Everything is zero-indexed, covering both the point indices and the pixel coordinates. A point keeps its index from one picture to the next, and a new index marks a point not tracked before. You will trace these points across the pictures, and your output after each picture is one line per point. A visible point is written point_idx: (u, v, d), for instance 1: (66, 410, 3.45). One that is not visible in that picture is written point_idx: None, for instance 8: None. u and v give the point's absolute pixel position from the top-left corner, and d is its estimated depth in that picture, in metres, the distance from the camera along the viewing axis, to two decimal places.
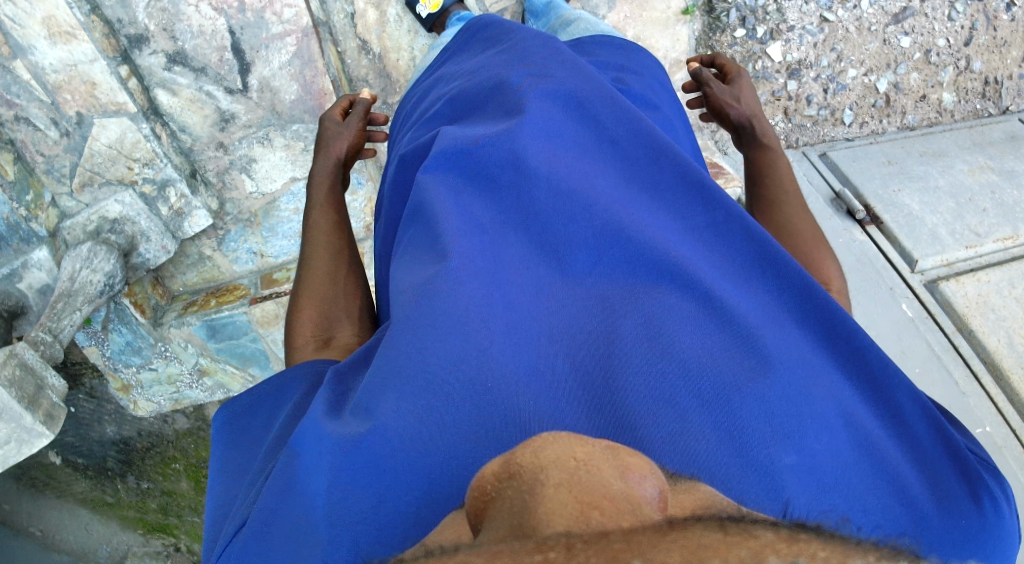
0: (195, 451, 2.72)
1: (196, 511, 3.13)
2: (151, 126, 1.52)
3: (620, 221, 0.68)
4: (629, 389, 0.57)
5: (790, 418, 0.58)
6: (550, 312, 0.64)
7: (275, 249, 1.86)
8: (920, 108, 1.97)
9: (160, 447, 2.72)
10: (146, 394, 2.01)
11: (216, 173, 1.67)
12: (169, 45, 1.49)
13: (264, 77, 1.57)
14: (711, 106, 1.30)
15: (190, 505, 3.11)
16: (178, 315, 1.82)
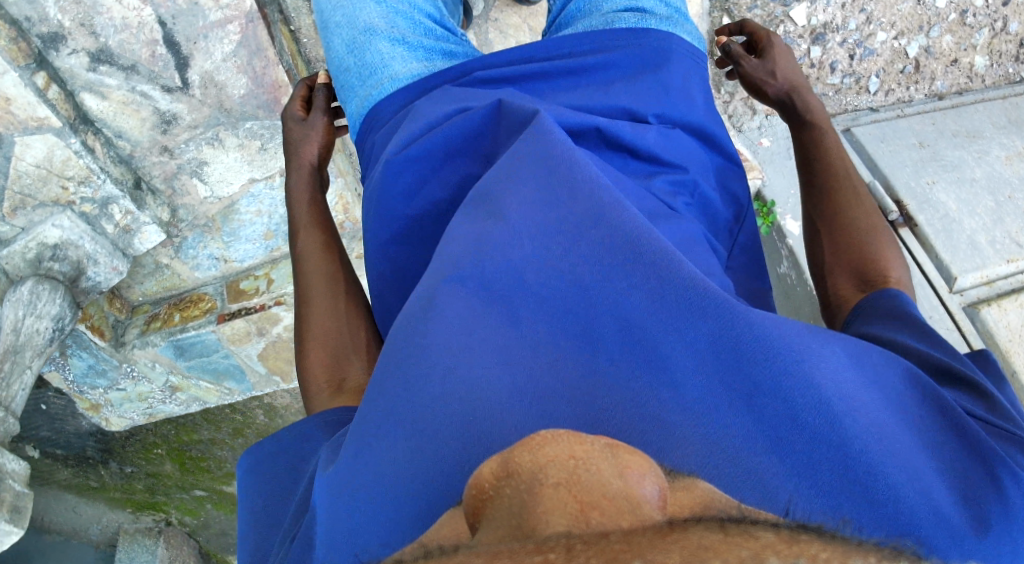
0: (176, 436, 2.72)
1: (183, 488, 3.20)
2: (81, 138, 1.54)
3: (603, 219, 0.66)
4: (622, 405, 0.57)
5: (791, 429, 0.58)
6: (544, 321, 0.62)
7: (239, 253, 2.01)
8: (950, 73, 2.16)
9: (139, 434, 2.69)
10: (117, 412, 2.38)
11: (164, 180, 1.75)
12: (91, 42, 1.44)
13: (206, 71, 1.56)
14: (751, 86, 1.37)
15: (177, 484, 3.17)
16: (141, 333, 2.05)
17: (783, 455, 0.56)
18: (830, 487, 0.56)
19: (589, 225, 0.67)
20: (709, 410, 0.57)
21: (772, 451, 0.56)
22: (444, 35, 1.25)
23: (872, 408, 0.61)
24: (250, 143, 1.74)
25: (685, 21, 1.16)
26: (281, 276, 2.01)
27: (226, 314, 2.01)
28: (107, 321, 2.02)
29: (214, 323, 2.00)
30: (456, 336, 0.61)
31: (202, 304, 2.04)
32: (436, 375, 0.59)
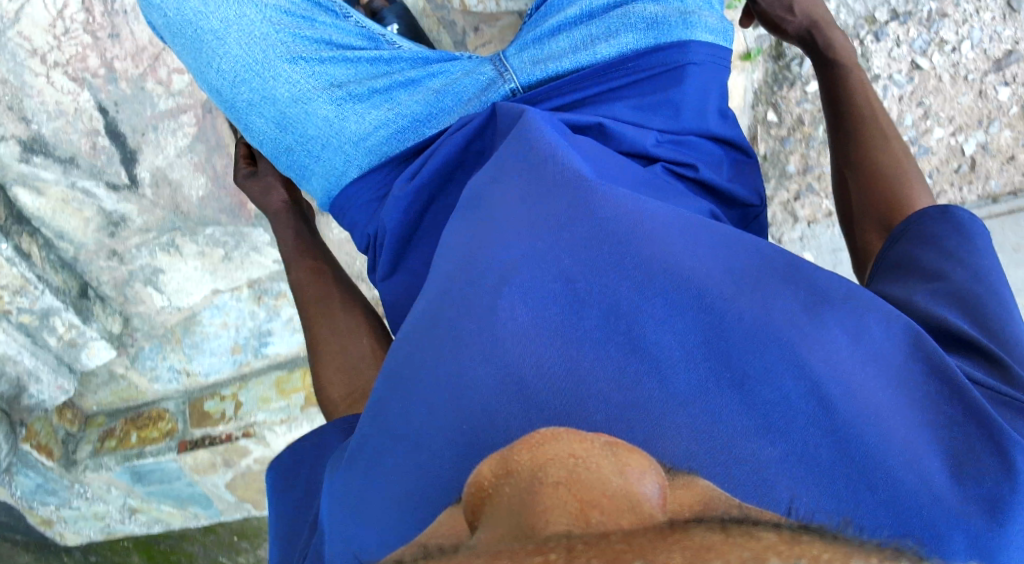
0: None
1: None
2: (15, 240, 1.51)
3: (580, 202, 0.66)
4: (597, 393, 0.58)
5: (770, 417, 0.58)
6: (523, 309, 0.61)
7: (203, 366, 1.92)
8: (1004, 170, 1.59)
9: None
10: (71, 528, 2.28)
11: (115, 285, 1.75)
12: (22, 129, 1.46)
13: (160, 168, 1.58)
14: (772, 25, 1.46)
15: None
16: (94, 453, 1.95)
17: (773, 445, 0.57)
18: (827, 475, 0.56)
19: (569, 207, 0.66)
20: (692, 392, 0.58)
21: (753, 436, 0.57)
22: (388, 58, 1.11)
23: (866, 390, 0.61)
24: (212, 250, 1.73)
25: (709, 11, 1.07)
26: (248, 401, 1.92)
27: (187, 440, 1.93)
28: (57, 438, 1.91)
29: (174, 451, 1.92)
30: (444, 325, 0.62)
31: (161, 424, 1.95)
32: (426, 365, 0.62)
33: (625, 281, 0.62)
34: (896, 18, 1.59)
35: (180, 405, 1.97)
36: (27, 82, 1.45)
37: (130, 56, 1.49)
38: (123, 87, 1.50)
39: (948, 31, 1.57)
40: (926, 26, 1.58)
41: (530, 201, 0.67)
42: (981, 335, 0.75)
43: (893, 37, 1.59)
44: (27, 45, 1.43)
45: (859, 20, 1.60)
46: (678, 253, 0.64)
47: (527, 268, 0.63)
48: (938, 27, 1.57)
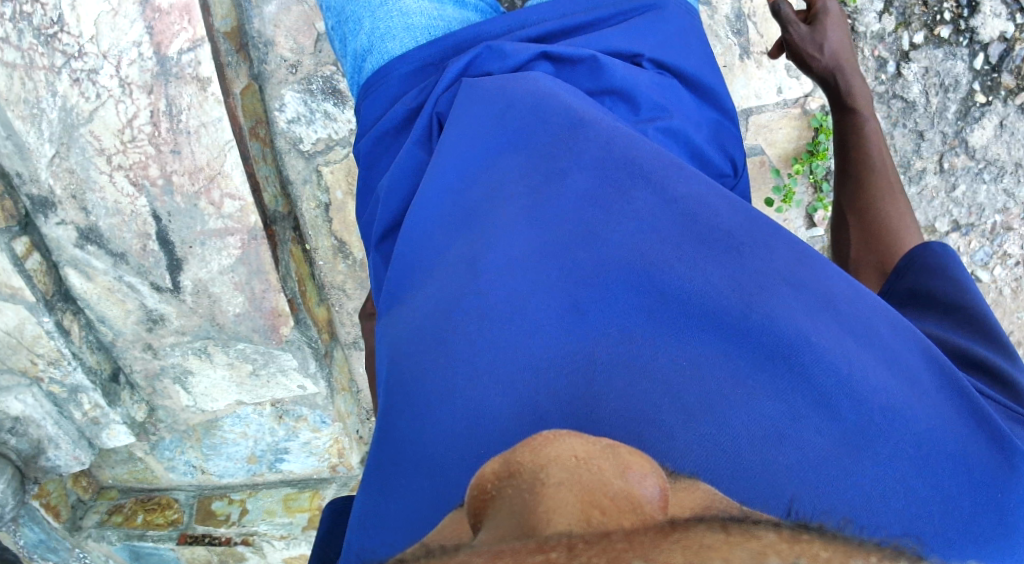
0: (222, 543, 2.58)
1: None
2: (58, 317, 1.49)
3: (599, 223, 0.67)
4: (609, 400, 0.57)
5: (783, 424, 0.57)
6: (538, 325, 0.62)
7: (217, 467, 1.91)
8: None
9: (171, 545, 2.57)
10: None
11: (146, 378, 1.67)
12: (81, 218, 1.45)
13: (200, 279, 1.53)
14: (796, 56, 1.34)
15: None
16: (99, 523, 1.94)
17: (786, 452, 0.56)
18: (856, 461, 0.57)
19: (588, 228, 0.67)
20: (703, 394, 0.58)
21: (775, 450, 0.56)
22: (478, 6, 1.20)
23: (874, 384, 0.62)
24: (241, 364, 1.66)
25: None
26: (257, 509, 1.96)
27: (188, 535, 1.96)
28: (67, 502, 1.93)
29: (173, 542, 1.96)
30: (445, 334, 0.65)
31: (168, 512, 1.98)
32: (436, 380, 0.64)
33: (638, 289, 0.63)
34: (959, 229, 1.76)
35: (190, 497, 1.99)
36: (93, 177, 1.43)
37: (188, 174, 1.46)
38: (178, 201, 1.47)
39: (1011, 245, 1.78)
40: (990, 241, 1.77)
41: (546, 216, 0.68)
42: (986, 353, 0.78)
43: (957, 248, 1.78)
44: (95, 144, 1.41)
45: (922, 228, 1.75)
46: (689, 261, 0.65)
47: (530, 270, 0.66)
48: (1002, 242, 1.77)
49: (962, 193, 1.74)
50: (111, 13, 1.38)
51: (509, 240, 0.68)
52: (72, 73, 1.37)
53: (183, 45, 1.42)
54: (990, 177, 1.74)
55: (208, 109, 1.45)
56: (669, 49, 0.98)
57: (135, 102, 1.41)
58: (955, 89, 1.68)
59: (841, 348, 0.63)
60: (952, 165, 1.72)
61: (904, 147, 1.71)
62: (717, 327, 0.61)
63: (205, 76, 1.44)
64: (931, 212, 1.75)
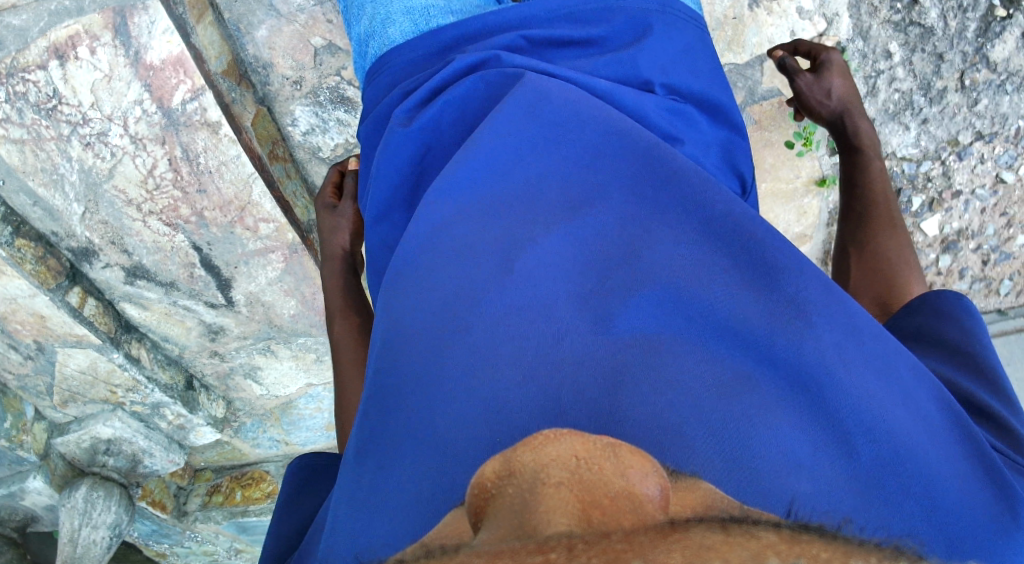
0: None
1: None
2: (125, 349, 1.55)
3: (630, 242, 0.63)
4: (632, 416, 0.53)
5: (808, 446, 0.53)
6: (551, 346, 0.59)
7: (300, 437, 2.03)
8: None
9: None
10: (181, 559, 2.47)
11: (218, 377, 1.78)
12: (125, 259, 1.43)
13: (251, 292, 1.55)
14: (801, 106, 1.31)
15: None
16: (203, 505, 2.20)
17: (813, 472, 0.51)
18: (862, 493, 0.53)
19: (616, 247, 0.63)
20: (734, 410, 0.54)
21: (803, 470, 0.51)
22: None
23: (894, 412, 0.57)
24: (304, 354, 1.72)
25: None
26: None
27: None
28: (169, 492, 2.17)
29: None
30: (468, 335, 0.62)
31: (263, 485, 2.18)
32: (428, 384, 0.61)
33: (667, 314, 0.59)
34: (980, 140, 1.54)
35: (279, 467, 2.18)
36: (127, 225, 1.39)
37: (219, 207, 1.41)
38: (214, 231, 1.44)
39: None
40: (1015, 143, 1.53)
41: (567, 231, 0.65)
42: (998, 407, 0.70)
43: (978, 156, 1.55)
44: (122, 197, 1.35)
45: (940, 144, 1.55)
46: (721, 281, 0.61)
47: (560, 285, 0.62)
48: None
49: (985, 109, 1.51)
50: (104, 78, 1.26)
51: (545, 248, 0.64)
52: (81, 139, 1.28)
53: (184, 96, 1.31)
54: (1013, 89, 1.49)
55: (225, 148, 1.37)
56: (676, 66, 0.84)
57: (150, 154, 1.33)
58: (976, 8, 1.45)
59: (871, 387, 0.58)
60: (974, 81, 1.50)
61: (920, 72, 1.51)
62: (760, 355, 0.57)
63: (214, 119, 1.34)
64: (952, 128, 1.53)
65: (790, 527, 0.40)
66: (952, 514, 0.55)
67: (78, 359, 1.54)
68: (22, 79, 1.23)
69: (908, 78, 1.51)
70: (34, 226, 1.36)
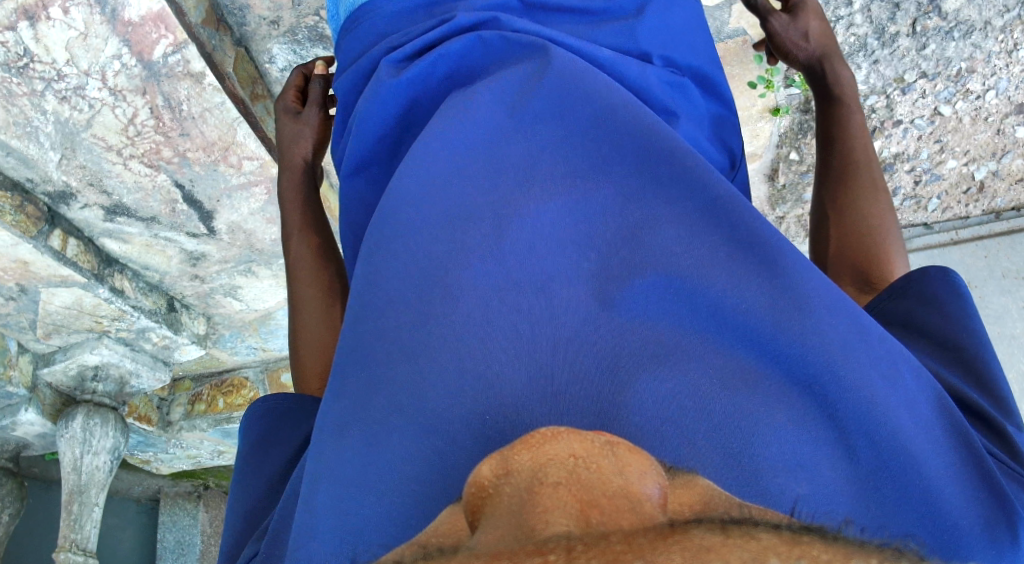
0: None
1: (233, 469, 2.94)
2: (109, 283, 1.51)
3: (624, 196, 0.49)
4: (620, 412, 0.40)
5: (819, 458, 0.40)
6: (509, 313, 0.44)
7: (277, 342, 2.02)
8: (1013, 190, 1.46)
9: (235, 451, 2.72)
10: (166, 462, 2.43)
11: (197, 297, 1.74)
12: (104, 199, 1.34)
13: (234, 221, 1.47)
14: (770, 48, 1.06)
15: None
16: (186, 414, 2.18)
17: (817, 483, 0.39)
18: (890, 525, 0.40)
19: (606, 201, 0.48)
20: (738, 408, 0.40)
21: (803, 479, 0.39)
22: None
23: (919, 430, 0.45)
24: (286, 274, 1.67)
25: None
26: None
27: None
28: (153, 405, 2.17)
29: None
30: (442, 315, 0.45)
31: (244, 391, 2.15)
32: (389, 364, 0.45)
33: (665, 286, 0.45)
34: (924, 79, 1.29)
35: (258, 372, 2.15)
36: (106, 168, 1.27)
37: (202, 148, 1.26)
38: (197, 169, 1.31)
39: (975, 83, 1.29)
40: (954, 83, 1.29)
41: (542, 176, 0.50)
42: (988, 405, 0.56)
43: (920, 92, 1.31)
44: (101, 144, 1.21)
45: (887, 82, 1.30)
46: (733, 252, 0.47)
47: (552, 261, 0.46)
48: (966, 82, 1.29)
49: (932, 52, 1.24)
50: (80, 36, 1.03)
51: (535, 213, 0.48)
52: (57, 93, 1.10)
53: (167, 50, 1.09)
54: (961, 35, 1.21)
55: (210, 97, 1.18)
56: (678, 40, 0.75)
57: (131, 104, 1.15)
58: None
59: (874, 382, 0.43)
60: (925, 28, 1.21)
61: (875, 17, 1.20)
62: (788, 356, 0.43)
63: (199, 70, 1.13)
64: (900, 68, 1.27)
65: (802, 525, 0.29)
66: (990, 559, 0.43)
67: (63, 296, 1.50)
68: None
69: (865, 24, 1.21)
70: (8, 175, 1.24)
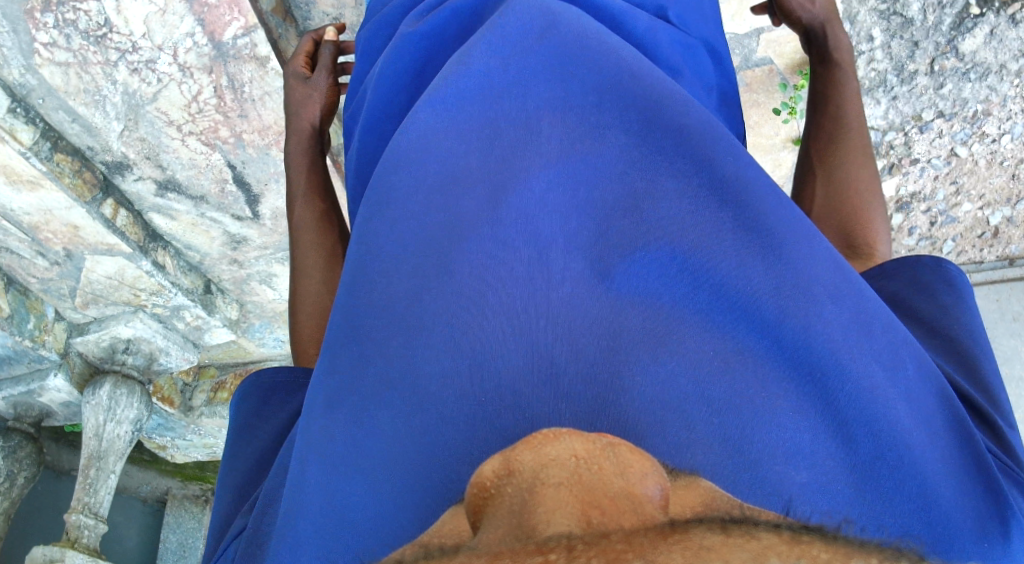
0: None
1: None
2: (153, 257, 1.56)
3: (629, 165, 0.49)
4: (615, 384, 0.40)
5: (815, 444, 0.41)
6: (513, 273, 0.45)
7: None
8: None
9: None
10: (182, 450, 2.44)
11: (234, 283, 1.77)
12: (158, 173, 1.39)
13: (277, 207, 1.50)
14: (775, 6, 1.04)
15: None
16: (208, 401, 2.18)
17: (814, 472, 0.40)
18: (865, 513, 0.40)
19: (610, 167, 0.49)
20: (732, 390, 0.41)
21: (800, 470, 0.40)
22: None
23: (909, 417, 0.46)
24: None
25: None
26: None
27: None
28: (176, 388, 2.18)
29: None
30: (443, 270, 0.46)
31: None
32: (392, 320, 0.46)
33: (668, 261, 0.45)
34: (941, 118, 1.39)
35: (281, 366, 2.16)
36: (165, 143, 1.32)
37: (258, 131, 1.32)
38: (250, 152, 1.36)
39: (991, 126, 1.37)
40: (970, 125, 1.38)
41: (552, 140, 0.50)
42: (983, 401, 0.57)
43: (937, 131, 1.40)
44: (164, 118, 1.27)
45: (904, 119, 1.40)
46: (735, 232, 0.48)
47: (550, 224, 0.47)
48: (982, 125, 1.37)
49: (949, 93, 1.35)
50: (159, 11, 1.11)
51: (536, 177, 0.48)
52: (129, 65, 1.17)
53: (236, 32, 1.16)
54: (977, 77, 1.32)
55: (272, 82, 1.25)
56: (700, 20, 0.78)
57: (197, 81, 1.22)
58: (953, 3, 1.27)
59: (876, 378, 0.45)
60: (942, 67, 1.33)
61: (894, 55, 1.34)
62: (787, 341, 0.44)
63: (264, 54, 1.21)
64: (917, 105, 1.38)
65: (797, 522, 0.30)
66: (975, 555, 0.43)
67: (105, 265, 1.54)
68: (72, 8, 1.07)
69: (884, 60, 1.35)
70: (71, 141, 1.31)
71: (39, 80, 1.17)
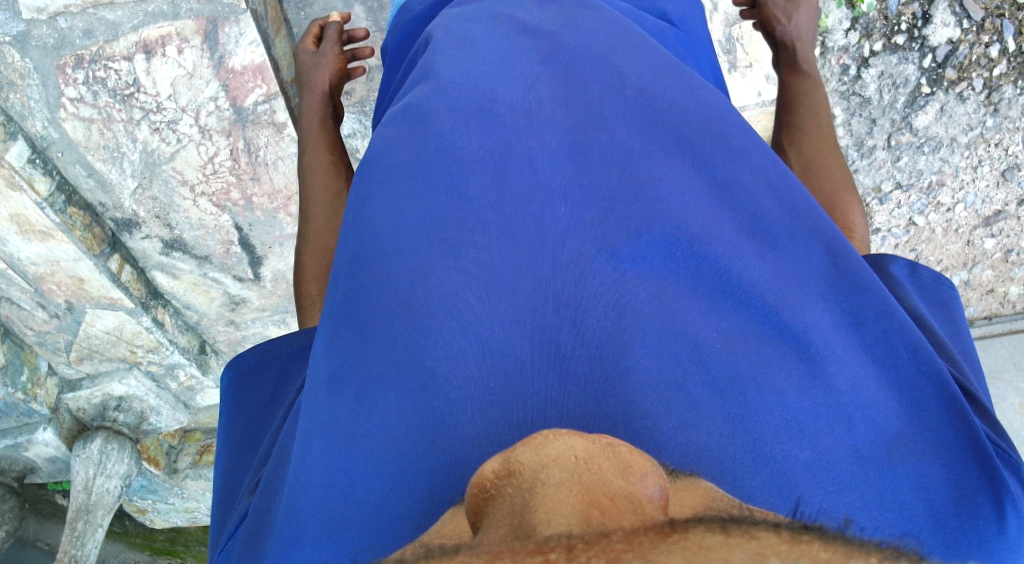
0: None
1: None
2: (153, 314, 1.56)
3: (638, 181, 0.59)
4: (635, 363, 0.50)
5: (809, 412, 0.51)
6: (548, 268, 0.54)
7: None
8: (984, 299, 1.76)
9: None
10: (161, 515, 2.36)
11: (228, 344, 1.77)
12: (165, 232, 1.41)
13: (278, 269, 1.53)
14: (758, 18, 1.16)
15: None
16: (194, 463, 2.12)
17: (814, 442, 0.49)
18: (825, 437, 0.50)
19: (623, 180, 0.59)
20: (738, 368, 0.51)
21: (798, 443, 0.49)
22: None
23: (882, 390, 0.56)
24: None
25: None
26: None
27: None
28: (161, 449, 2.09)
29: None
30: (454, 245, 0.57)
31: None
32: (387, 316, 0.54)
33: (679, 266, 0.56)
34: (899, 189, 1.69)
35: None
36: (176, 203, 1.35)
37: (268, 195, 1.37)
38: (258, 215, 1.40)
39: (945, 196, 1.69)
40: (926, 194, 1.69)
41: (578, 164, 0.60)
42: (981, 392, 0.63)
43: (896, 202, 1.70)
44: (178, 177, 1.31)
45: (866, 190, 1.69)
46: (733, 242, 0.58)
47: (559, 199, 0.58)
48: (937, 194, 1.69)
49: (905, 165, 1.67)
50: (186, 75, 1.20)
51: (543, 163, 0.60)
52: (151, 124, 1.23)
53: (258, 98, 1.26)
54: (929, 150, 1.65)
55: (285, 148, 1.33)
56: (693, 53, 0.85)
57: (215, 144, 1.28)
58: (907, 85, 1.61)
59: (858, 370, 0.55)
60: (898, 142, 1.65)
61: (855, 131, 1.64)
62: (783, 329, 0.54)
63: (282, 120, 1.30)
64: (877, 177, 1.68)
65: (797, 523, 0.30)
66: (926, 526, 0.51)
67: (105, 320, 1.55)
68: (104, 66, 1.16)
69: (845, 136, 1.65)
70: (84, 196, 1.33)
71: (61, 135, 1.22)
